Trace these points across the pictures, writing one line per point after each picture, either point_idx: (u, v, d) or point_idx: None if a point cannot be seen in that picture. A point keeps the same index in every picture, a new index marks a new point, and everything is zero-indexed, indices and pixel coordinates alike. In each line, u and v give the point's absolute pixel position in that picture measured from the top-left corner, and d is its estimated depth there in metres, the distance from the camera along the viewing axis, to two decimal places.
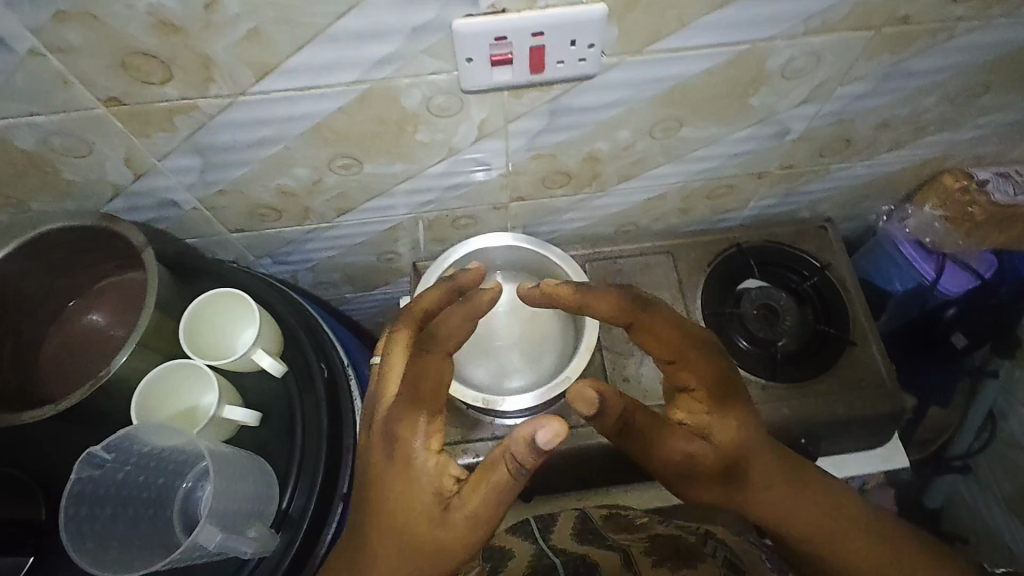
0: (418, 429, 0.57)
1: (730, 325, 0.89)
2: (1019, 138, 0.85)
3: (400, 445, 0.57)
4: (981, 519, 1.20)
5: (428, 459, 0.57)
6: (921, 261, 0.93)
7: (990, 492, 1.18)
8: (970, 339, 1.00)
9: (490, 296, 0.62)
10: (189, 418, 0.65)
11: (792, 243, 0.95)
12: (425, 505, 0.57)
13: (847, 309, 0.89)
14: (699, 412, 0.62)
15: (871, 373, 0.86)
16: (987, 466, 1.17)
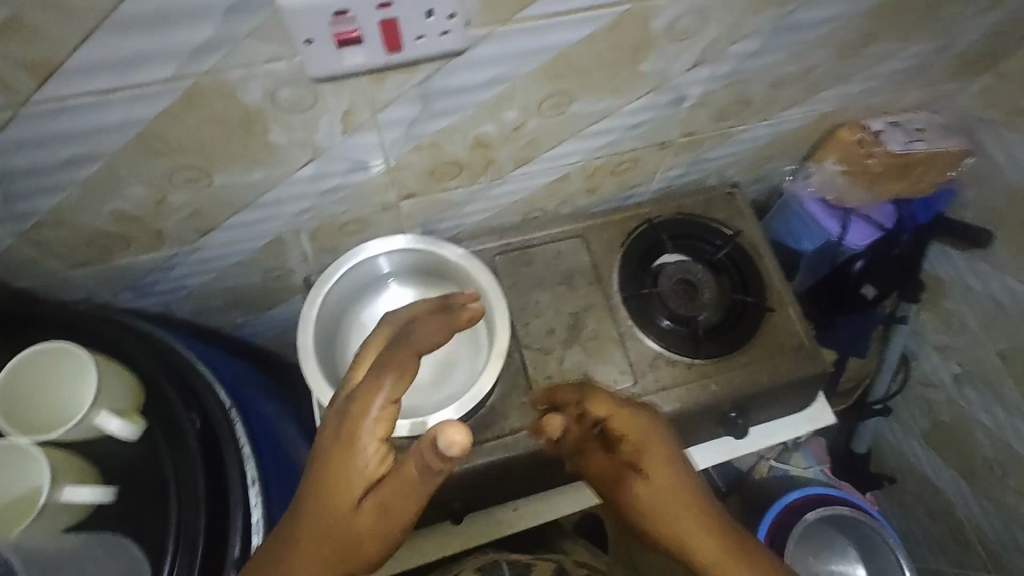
0: (368, 413, 0.48)
1: (649, 305, 0.85)
2: (905, 85, 0.86)
3: (347, 423, 0.48)
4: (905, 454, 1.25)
5: (372, 449, 0.48)
6: (826, 219, 0.93)
7: (910, 428, 1.23)
8: (879, 290, 1.01)
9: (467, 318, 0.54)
10: (25, 505, 0.53)
11: (702, 213, 0.92)
12: (346, 497, 0.47)
13: (763, 275, 0.88)
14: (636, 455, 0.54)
15: (791, 338, 0.84)
16: (906, 405, 1.22)
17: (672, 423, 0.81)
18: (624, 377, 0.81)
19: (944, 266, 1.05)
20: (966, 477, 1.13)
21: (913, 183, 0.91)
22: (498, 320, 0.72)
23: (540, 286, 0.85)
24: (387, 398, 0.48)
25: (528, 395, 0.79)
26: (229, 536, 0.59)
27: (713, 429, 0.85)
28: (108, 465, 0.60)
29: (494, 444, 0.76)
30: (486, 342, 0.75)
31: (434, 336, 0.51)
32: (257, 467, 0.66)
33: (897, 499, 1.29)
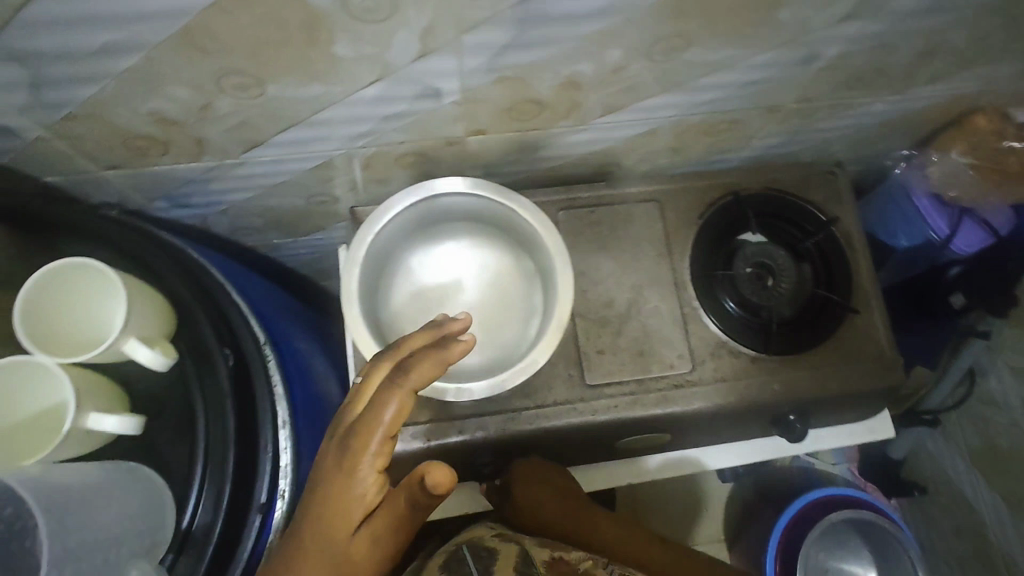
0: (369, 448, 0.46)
1: (720, 288, 0.77)
2: None
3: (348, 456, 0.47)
4: (943, 469, 1.19)
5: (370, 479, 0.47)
6: (934, 215, 0.80)
7: (955, 444, 1.16)
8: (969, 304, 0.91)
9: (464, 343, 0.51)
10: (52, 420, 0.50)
11: (796, 192, 0.82)
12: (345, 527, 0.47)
13: (852, 272, 0.79)
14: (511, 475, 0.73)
15: (871, 345, 0.77)
16: (959, 421, 1.14)
17: (723, 417, 0.75)
18: (682, 363, 0.75)
19: None
20: (1009, 506, 1.06)
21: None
22: (561, 288, 0.65)
23: (603, 250, 0.78)
24: (389, 430, 0.47)
25: (576, 367, 0.73)
26: (256, 482, 0.56)
27: (763, 427, 0.80)
28: (137, 390, 0.57)
29: (534, 414, 0.72)
30: (542, 308, 0.69)
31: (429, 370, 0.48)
32: (288, 409, 0.62)
33: (921, 510, 1.25)
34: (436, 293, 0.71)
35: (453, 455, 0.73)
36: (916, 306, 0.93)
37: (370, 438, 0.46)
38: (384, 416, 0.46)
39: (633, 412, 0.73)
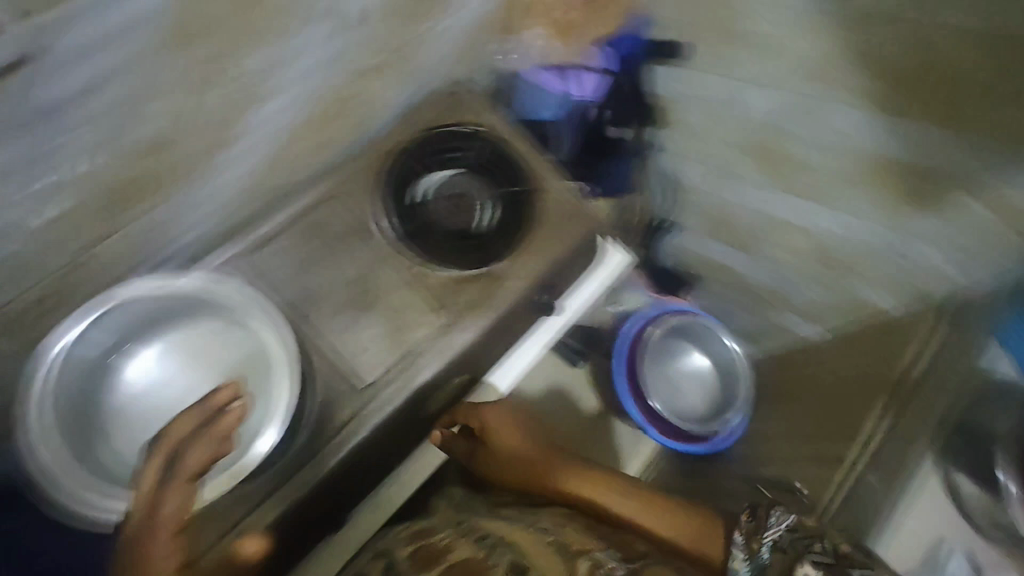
0: (160, 555, 0.47)
1: (427, 240, 0.80)
2: None
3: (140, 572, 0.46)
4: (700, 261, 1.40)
5: None
6: (553, 82, 0.97)
7: None
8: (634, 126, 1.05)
9: (237, 417, 0.53)
10: None
11: (444, 125, 0.84)
12: None
13: (524, 164, 0.85)
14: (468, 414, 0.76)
15: (566, 206, 0.84)
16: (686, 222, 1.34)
17: (495, 334, 0.80)
18: (436, 313, 0.76)
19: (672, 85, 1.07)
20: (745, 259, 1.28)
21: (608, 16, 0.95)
22: (267, 324, 0.66)
23: (311, 266, 0.74)
24: (176, 526, 0.48)
25: (347, 382, 0.72)
26: None
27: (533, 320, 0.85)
28: None
29: (334, 445, 0.70)
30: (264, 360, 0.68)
31: (203, 455, 0.51)
32: None
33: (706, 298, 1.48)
34: (136, 424, 0.65)
35: (286, 533, 0.69)
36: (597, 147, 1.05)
37: (156, 542, 0.47)
38: (165, 516, 0.48)
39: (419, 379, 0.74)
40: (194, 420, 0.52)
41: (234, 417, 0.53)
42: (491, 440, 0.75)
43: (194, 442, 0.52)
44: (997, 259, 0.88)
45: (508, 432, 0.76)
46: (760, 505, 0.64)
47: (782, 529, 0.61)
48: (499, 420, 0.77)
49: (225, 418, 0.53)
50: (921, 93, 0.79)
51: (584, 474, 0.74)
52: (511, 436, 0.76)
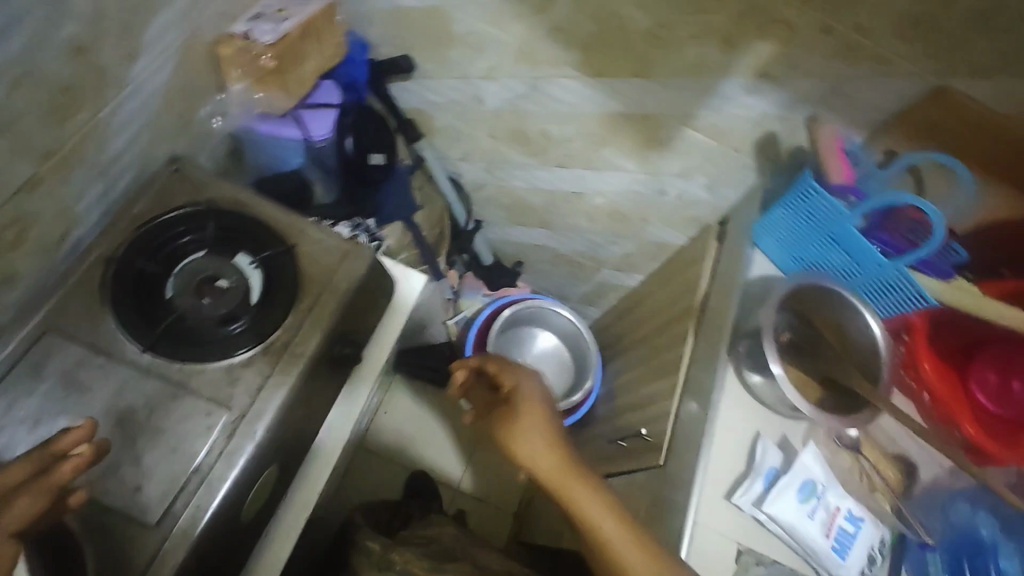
0: None
1: (182, 339, 0.70)
2: None
3: None
4: (515, 242, 1.43)
5: None
6: (283, 129, 0.90)
7: (501, 223, 1.38)
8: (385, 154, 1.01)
9: (76, 464, 0.49)
10: None
11: (162, 211, 0.75)
12: None
13: (265, 223, 0.78)
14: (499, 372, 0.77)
15: (328, 252, 0.79)
16: (489, 213, 1.36)
17: (298, 411, 0.72)
18: (216, 414, 0.67)
19: (409, 98, 1.10)
20: (553, 231, 1.33)
21: (319, 53, 0.89)
22: None
23: (45, 421, 0.64)
24: None
25: (128, 532, 0.62)
26: None
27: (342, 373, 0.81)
28: None
29: None
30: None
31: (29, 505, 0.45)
32: None
33: (535, 273, 1.51)
34: None
35: None
36: (360, 179, 1.00)
37: None
38: None
39: (215, 495, 0.64)
40: (27, 471, 0.48)
41: (76, 459, 0.48)
42: (510, 437, 0.68)
43: (29, 488, 0.47)
44: (743, 175, 0.96)
45: (539, 454, 0.67)
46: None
47: None
48: (527, 424, 0.69)
49: (65, 465, 0.48)
50: (610, 53, 0.85)
51: (589, 504, 0.62)
52: (534, 445, 0.67)
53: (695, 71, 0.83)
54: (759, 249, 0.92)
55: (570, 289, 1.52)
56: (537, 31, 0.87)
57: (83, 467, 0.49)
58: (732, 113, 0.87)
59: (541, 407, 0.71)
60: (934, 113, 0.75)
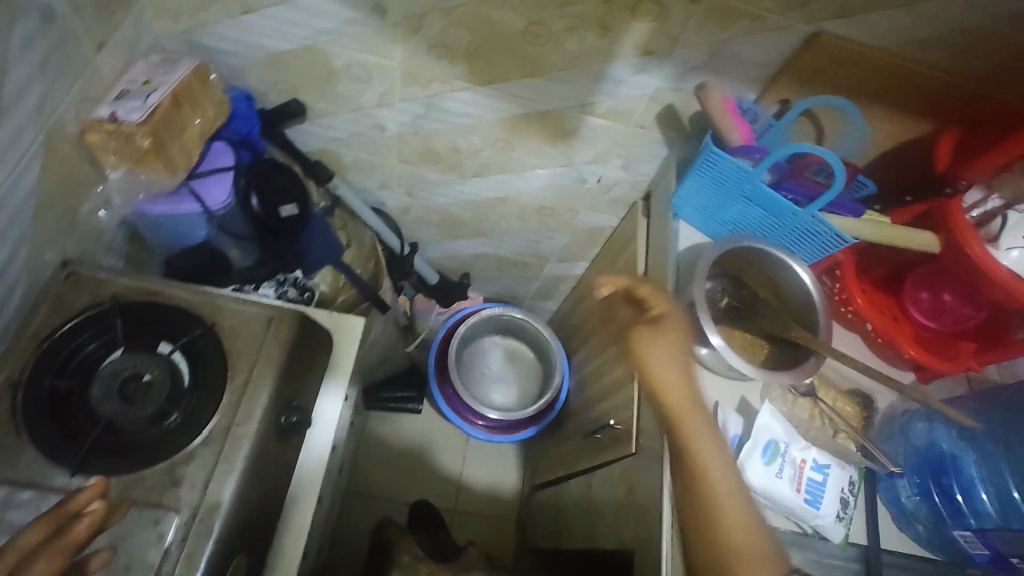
0: None
1: (111, 451, 0.66)
2: (75, 60, 0.70)
3: None
4: (456, 256, 1.41)
5: None
6: (177, 205, 0.84)
7: (437, 242, 1.36)
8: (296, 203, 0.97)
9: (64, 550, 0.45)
10: None
11: (61, 320, 0.71)
12: None
13: (180, 306, 0.75)
14: (654, 296, 0.75)
15: (251, 322, 0.76)
16: (422, 233, 1.33)
17: (254, 495, 0.69)
18: (164, 521, 0.64)
19: (309, 140, 1.06)
20: (489, 238, 1.31)
21: (199, 119, 0.84)
22: None
23: None
24: None
25: None
26: None
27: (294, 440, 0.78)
28: None
29: None
30: None
31: None
32: None
33: (484, 281, 1.50)
34: None
35: None
36: (275, 234, 0.95)
37: None
38: None
39: None
40: None
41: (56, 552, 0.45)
42: (652, 356, 0.71)
43: None
44: (655, 148, 0.96)
45: (675, 394, 0.69)
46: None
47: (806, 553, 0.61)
48: (666, 347, 0.71)
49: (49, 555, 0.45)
50: (496, 58, 0.84)
51: (710, 461, 0.65)
52: (675, 384, 0.69)
53: (584, 60, 0.82)
54: (683, 219, 0.92)
55: (523, 288, 1.50)
56: (418, 51, 0.84)
57: (98, 523, 0.56)
58: (630, 92, 0.86)
59: (675, 332, 0.72)
60: (815, 59, 0.75)
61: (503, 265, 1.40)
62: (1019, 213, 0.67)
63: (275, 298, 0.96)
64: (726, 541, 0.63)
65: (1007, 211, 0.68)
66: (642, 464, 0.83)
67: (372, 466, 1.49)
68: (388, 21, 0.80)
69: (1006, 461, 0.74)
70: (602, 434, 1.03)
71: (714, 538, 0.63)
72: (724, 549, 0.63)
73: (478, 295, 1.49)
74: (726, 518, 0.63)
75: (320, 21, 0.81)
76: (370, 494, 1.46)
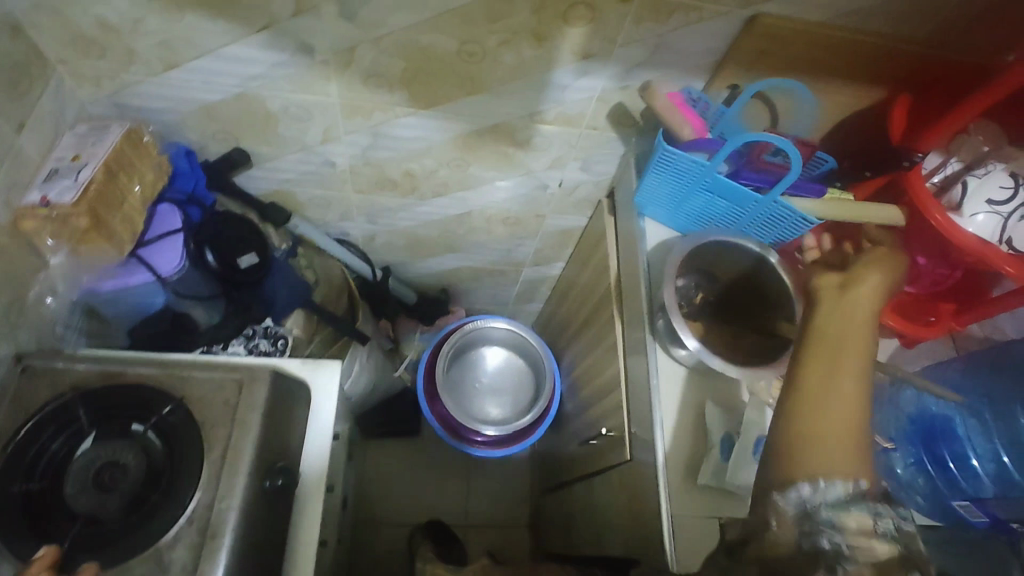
0: None
1: (92, 547, 0.64)
2: None
3: None
4: (432, 273, 1.38)
5: None
6: (127, 276, 0.81)
7: (410, 262, 1.33)
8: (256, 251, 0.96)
9: None
10: None
11: (23, 419, 0.68)
12: None
13: (144, 384, 0.73)
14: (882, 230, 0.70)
15: (220, 388, 0.74)
16: (394, 256, 1.30)
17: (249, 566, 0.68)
18: None
19: (260, 184, 1.04)
20: (462, 252, 1.29)
21: (138, 185, 0.81)
22: None
23: None
24: None
25: None
26: None
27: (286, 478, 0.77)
28: None
29: None
30: None
31: None
32: None
33: (464, 293, 1.48)
34: None
35: None
36: (237, 287, 0.94)
37: None
38: None
39: None
40: None
41: None
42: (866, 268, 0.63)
43: None
44: (612, 146, 0.94)
45: (856, 298, 0.61)
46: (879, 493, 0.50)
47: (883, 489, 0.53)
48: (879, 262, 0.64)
49: None
50: (435, 80, 0.81)
51: (852, 351, 0.57)
52: (855, 306, 0.60)
53: (525, 71, 0.79)
54: (649, 216, 0.90)
55: (504, 296, 1.48)
56: (353, 84, 0.81)
57: None
58: (576, 97, 0.84)
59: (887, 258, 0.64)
60: (757, 43, 0.73)
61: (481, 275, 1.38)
62: (977, 178, 0.66)
63: (244, 353, 0.94)
64: (816, 403, 0.54)
65: (964, 177, 0.67)
66: (640, 472, 0.82)
67: (376, 493, 1.47)
68: (316, 58, 0.77)
69: (997, 426, 0.74)
70: (601, 440, 1.02)
71: (804, 390, 0.56)
72: (812, 408, 0.54)
73: (460, 309, 1.47)
74: (832, 393, 0.54)
75: (246, 67, 0.78)
76: (380, 520, 1.44)
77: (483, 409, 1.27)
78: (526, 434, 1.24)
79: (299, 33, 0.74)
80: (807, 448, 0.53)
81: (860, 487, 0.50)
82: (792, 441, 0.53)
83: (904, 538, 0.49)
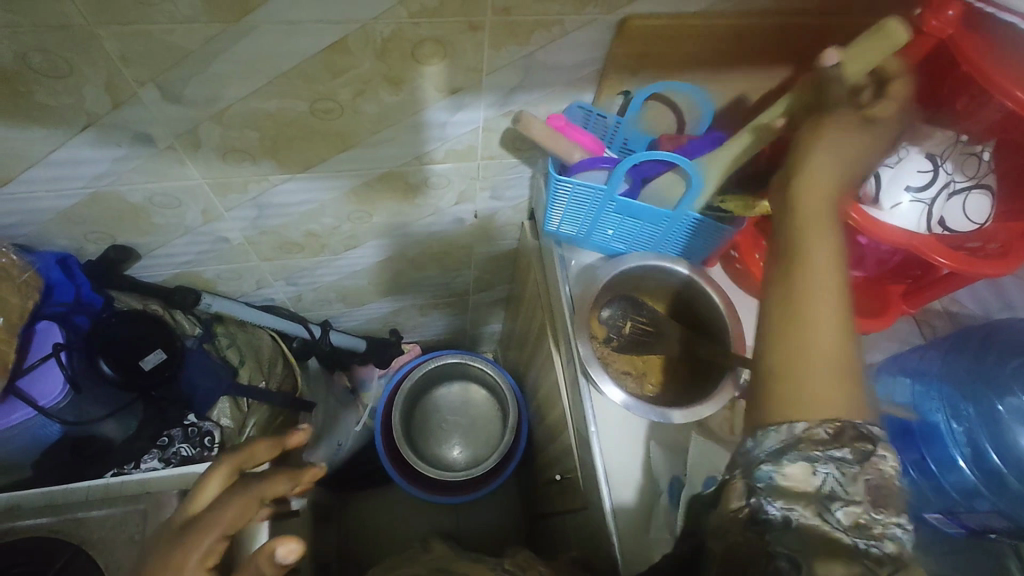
0: (224, 520, 0.50)
1: None
2: None
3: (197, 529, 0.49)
4: (376, 317, 1.31)
5: None
6: (10, 416, 0.76)
7: (348, 312, 1.26)
8: (162, 346, 0.88)
9: (311, 473, 0.61)
10: None
11: None
12: None
13: (35, 536, 0.67)
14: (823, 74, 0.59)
15: (117, 525, 0.68)
16: (329, 310, 1.23)
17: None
18: None
19: (157, 271, 0.95)
20: (400, 292, 1.21)
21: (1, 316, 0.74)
22: None
23: None
24: (217, 536, 0.49)
25: None
26: None
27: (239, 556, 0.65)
28: None
29: None
30: None
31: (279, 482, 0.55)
32: None
33: (416, 330, 1.41)
34: None
35: None
36: (145, 391, 0.88)
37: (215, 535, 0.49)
38: (228, 513, 0.50)
39: None
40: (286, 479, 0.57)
41: (314, 471, 0.61)
42: (819, 141, 0.56)
43: (285, 473, 0.57)
44: (517, 171, 0.87)
45: (819, 196, 0.54)
46: (846, 430, 0.44)
47: (837, 466, 0.44)
48: (839, 134, 0.56)
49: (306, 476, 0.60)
50: (298, 143, 0.73)
51: (824, 269, 0.52)
52: (824, 184, 0.55)
53: (394, 117, 0.72)
54: (565, 242, 0.82)
55: (458, 324, 1.41)
56: (211, 162, 0.74)
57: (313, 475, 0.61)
58: (461, 131, 0.76)
59: (857, 121, 0.56)
60: (632, 47, 0.65)
61: (427, 310, 1.31)
62: (890, 168, 0.59)
63: (161, 464, 0.90)
64: (790, 315, 0.50)
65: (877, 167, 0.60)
66: (597, 521, 0.76)
67: (361, 547, 1.37)
68: (160, 145, 0.69)
69: (982, 421, 0.65)
70: (566, 477, 0.96)
71: (781, 300, 0.52)
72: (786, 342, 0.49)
73: (416, 346, 1.40)
74: (807, 315, 0.50)
75: (87, 168, 0.71)
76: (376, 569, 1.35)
77: (449, 453, 1.22)
78: (497, 472, 1.18)
79: (129, 125, 0.66)
80: (782, 383, 0.48)
81: (827, 430, 0.44)
82: (762, 382, 0.50)
83: (851, 484, 0.43)
